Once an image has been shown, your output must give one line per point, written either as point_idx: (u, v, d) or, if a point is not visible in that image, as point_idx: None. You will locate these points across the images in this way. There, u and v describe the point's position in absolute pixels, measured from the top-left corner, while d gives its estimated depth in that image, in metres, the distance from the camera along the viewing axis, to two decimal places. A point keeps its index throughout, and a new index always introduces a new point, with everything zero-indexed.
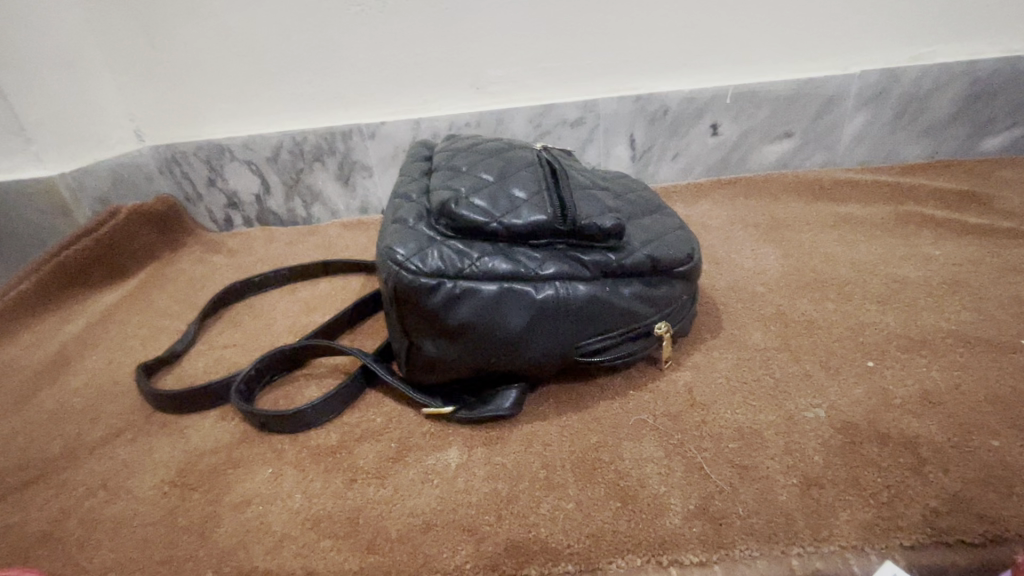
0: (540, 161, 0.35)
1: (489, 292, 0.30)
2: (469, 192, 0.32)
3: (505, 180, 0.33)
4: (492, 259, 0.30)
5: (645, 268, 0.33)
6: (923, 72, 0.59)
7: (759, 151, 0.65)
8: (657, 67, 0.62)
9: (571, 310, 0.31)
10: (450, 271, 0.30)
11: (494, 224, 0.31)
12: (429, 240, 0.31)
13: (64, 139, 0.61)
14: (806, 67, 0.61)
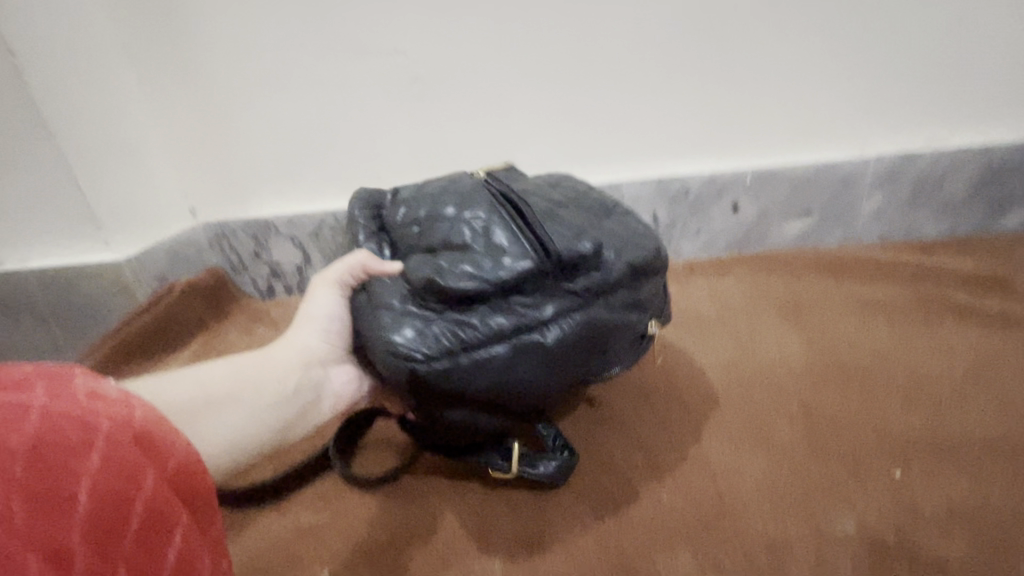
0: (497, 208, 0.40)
1: (500, 352, 0.35)
2: (446, 267, 0.37)
3: (474, 243, 0.38)
4: (493, 321, 0.36)
5: (625, 276, 0.39)
6: (938, 156, 0.62)
7: (780, 227, 0.67)
8: (678, 151, 0.65)
9: (573, 339, 0.37)
10: (459, 345, 0.35)
11: (484, 286, 0.36)
12: (426, 325, 0.36)
13: (129, 224, 0.65)
14: (823, 150, 0.64)
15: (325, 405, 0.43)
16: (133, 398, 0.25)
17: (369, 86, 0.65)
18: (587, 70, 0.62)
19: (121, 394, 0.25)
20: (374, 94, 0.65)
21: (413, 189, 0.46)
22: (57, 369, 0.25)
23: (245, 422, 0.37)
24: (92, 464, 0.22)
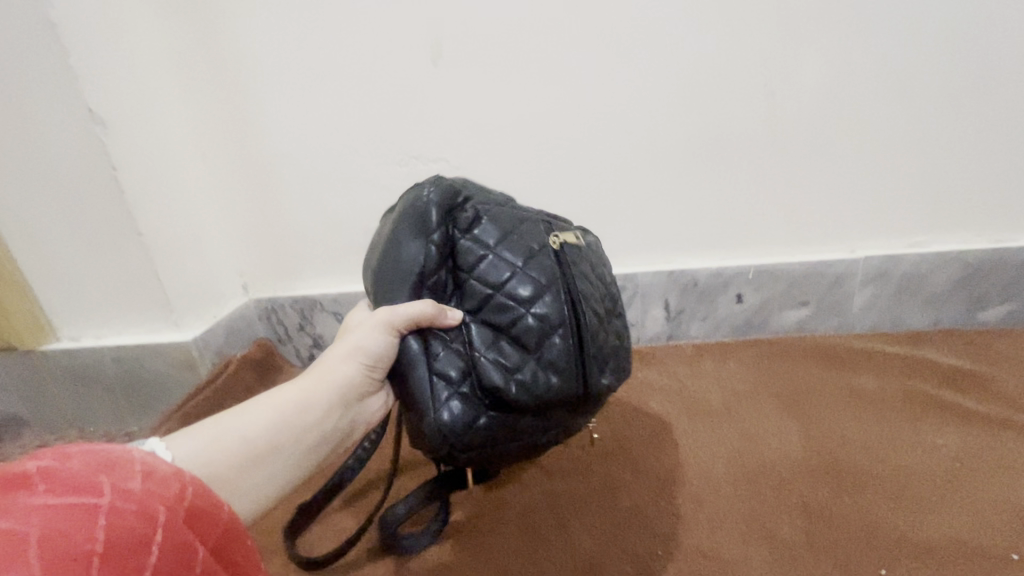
0: (565, 309, 0.42)
1: (517, 449, 0.43)
2: (501, 361, 0.41)
3: (533, 342, 0.41)
4: (523, 428, 0.42)
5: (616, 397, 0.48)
6: (920, 258, 0.69)
7: (779, 316, 0.74)
8: (688, 247, 0.73)
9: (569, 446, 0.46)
10: (492, 442, 0.42)
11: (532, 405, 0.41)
12: (468, 406, 0.41)
13: (195, 304, 0.72)
14: (818, 249, 0.71)
15: (355, 432, 0.45)
16: (188, 479, 0.25)
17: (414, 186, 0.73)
18: (607, 178, 0.70)
19: (178, 478, 0.25)
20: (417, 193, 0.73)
21: (494, 231, 0.43)
22: (113, 452, 0.25)
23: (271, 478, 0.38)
24: (156, 554, 0.22)
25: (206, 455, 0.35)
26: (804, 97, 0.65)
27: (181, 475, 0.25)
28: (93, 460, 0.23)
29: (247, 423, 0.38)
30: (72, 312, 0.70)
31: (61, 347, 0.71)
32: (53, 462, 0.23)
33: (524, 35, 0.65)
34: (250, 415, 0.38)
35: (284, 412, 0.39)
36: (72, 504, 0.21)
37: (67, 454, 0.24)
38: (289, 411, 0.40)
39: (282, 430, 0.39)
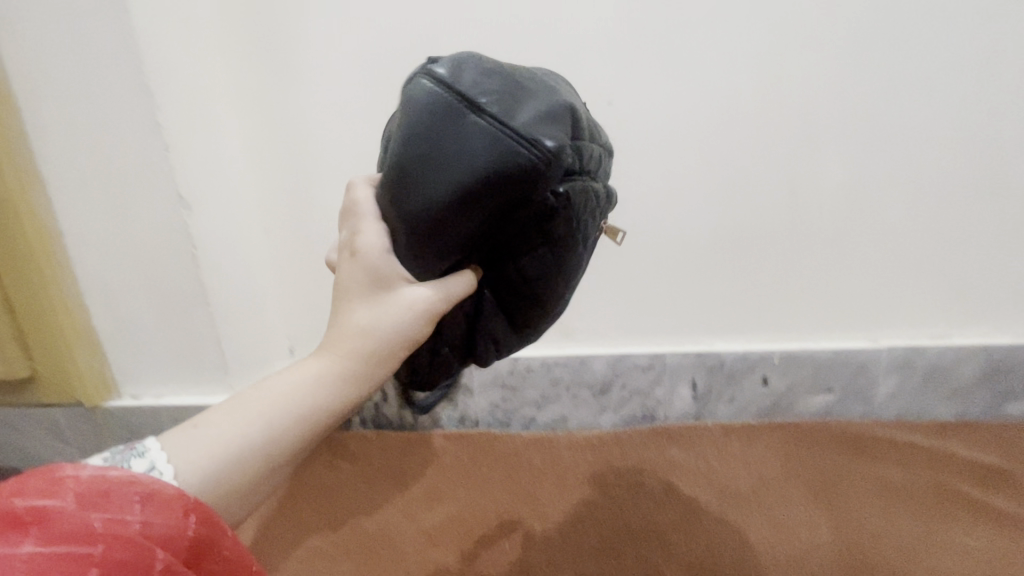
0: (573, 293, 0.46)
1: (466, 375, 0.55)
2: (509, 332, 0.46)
3: (542, 321, 0.46)
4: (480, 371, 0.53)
5: None
6: (943, 351, 0.71)
7: (805, 400, 0.76)
8: (715, 329, 0.76)
9: None
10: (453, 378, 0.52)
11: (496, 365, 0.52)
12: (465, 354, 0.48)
13: (250, 367, 0.77)
14: (841, 337, 0.74)
15: None
16: (172, 495, 0.29)
17: None
18: (638, 262, 0.75)
19: (165, 497, 0.29)
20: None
21: (564, 226, 0.39)
22: (100, 477, 0.28)
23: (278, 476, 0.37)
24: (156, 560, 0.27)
25: (208, 470, 0.34)
26: (824, 198, 0.70)
27: (168, 492, 0.29)
28: (86, 493, 0.27)
29: (252, 428, 0.36)
30: (135, 373, 0.75)
31: (123, 405, 0.76)
32: (49, 500, 0.26)
33: None
34: (258, 414, 0.36)
35: (294, 417, 0.37)
36: (62, 546, 0.25)
37: (56, 487, 0.27)
38: (300, 414, 0.37)
39: (294, 434, 0.37)
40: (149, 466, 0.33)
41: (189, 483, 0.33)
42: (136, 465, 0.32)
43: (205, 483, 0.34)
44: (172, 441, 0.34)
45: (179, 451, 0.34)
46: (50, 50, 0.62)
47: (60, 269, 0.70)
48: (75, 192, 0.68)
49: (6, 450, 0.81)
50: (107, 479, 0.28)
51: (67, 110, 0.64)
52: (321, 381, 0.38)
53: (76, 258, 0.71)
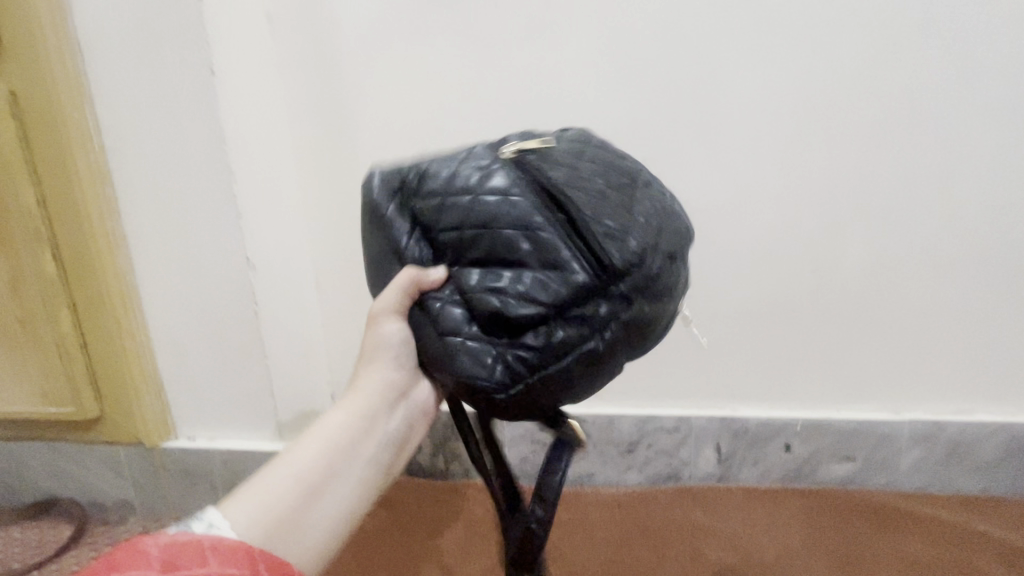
0: (577, 253, 0.39)
1: (534, 368, 0.40)
2: (539, 338, 0.39)
3: (564, 302, 0.39)
4: (537, 341, 0.39)
5: (599, 254, 0.38)
6: (965, 426, 0.73)
7: (828, 467, 0.78)
8: (740, 395, 0.79)
9: (582, 333, 0.39)
10: (519, 375, 0.40)
11: (535, 311, 0.39)
12: (534, 393, 0.41)
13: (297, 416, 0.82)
14: (864, 408, 0.77)
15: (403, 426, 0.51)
16: (233, 547, 0.34)
17: None
18: (666, 329, 0.79)
19: (230, 548, 0.34)
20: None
21: (460, 203, 0.41)
22: (172, 542, 0.33)
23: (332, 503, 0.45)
24: None
25: (256, 514, 0.41)
26: (845, 276, 0.74)
27: (229, 547, 0.34)
28: (166, 556, 0.32)
29: (285, 473, 0.44)
30: (193, 417, 0.81)
31: (179, 446, 0.81)
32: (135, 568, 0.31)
33: None
34: (290, 461, 0.45)
35: (320, 454, 0.46)
36: None
37: (140, 557, 0.31)
38: (324, 450, 0.46)
39: (323, 468, 0.45)
40: (208, 523, 0.38)
41: (246, 525, 0.40)
42: (197, 524, 0.38)
43: (259, 517, 0.41)
44: (225, 503, 0.41)
45: (230, 505, 0.41)
46: (149, 130, 0.71)
47: (134, 320, 0.77)
48: (154, 251, 0.75)
49: (66, 484, 0.87)
50: (182, 544, 0.33)
51: (156, 179, 0.73)
52: (337, 421, 0.48)
53: (149, 310, 0.77)
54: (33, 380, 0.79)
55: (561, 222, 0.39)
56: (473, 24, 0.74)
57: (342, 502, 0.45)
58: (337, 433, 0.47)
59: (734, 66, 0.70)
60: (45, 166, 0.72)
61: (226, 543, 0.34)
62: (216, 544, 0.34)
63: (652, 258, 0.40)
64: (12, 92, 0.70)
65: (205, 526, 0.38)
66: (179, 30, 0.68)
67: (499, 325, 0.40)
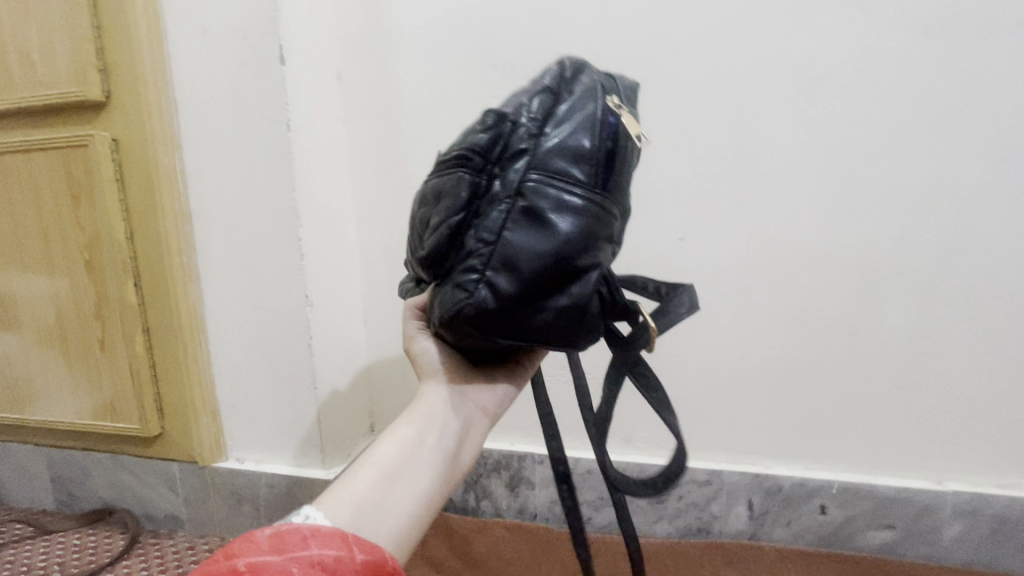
0: (459, 158, 0.46)
1: (500, 259, 0.44)
2: (490, 224, 0.44)
3: (476, 194, 0.45)
4: (483, 233, 0.44)
5: (476, 144, 0.45)
6: (1013, 501, 0.71)
7: (865, 534, 0.76)
8: (773, 453, 0.79)
9: (514, 203, 0.44)
10: (485, 270, 0.44)
11: (459, 216, 0.45)
12: (530, 263, 0.43)
13: (339, 446, 0.86)
14: (903, 475, 0.75)
15: (469, 421, 0.55)
16: (329, 533, 0.37)
17: None
18: (699, 381, 0.80)
19: (327, 534, 0.37)
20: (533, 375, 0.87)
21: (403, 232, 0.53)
22: (277, 531, 0.37)
23: (408, 496, 0.48)
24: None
25: (343, 503, 0.46)
26: (885, 343, 0.74)
27: (326, 532, 0.37)
28: (273, 544, 0.36)
29: (362, 468, 0.48)
30: (243, 440, 0.86)
31: (228, 467, 0.86)
32: (250, 557, 0.35)
33: (637, 265, 0.81)
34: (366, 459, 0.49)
35: (391, 449, 0.50)
36: None
37: (253, 545, 0.36)
38: (393, 446, 0.50)
39: (395, 462, 0.49)
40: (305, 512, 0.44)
41: (336, 516, 0.44)
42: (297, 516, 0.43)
43: (345, 510, 0.45)
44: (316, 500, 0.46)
45: (320, 500, 0.46)
46: (227, 175, 0.79)
47: (199, 347, 0.84)
48: (222, 284, 0.82)
49: (123, 495, 0.93)
50: (286, 534, 0.37)
51: (230, 220, 0.80)
52: (403, 422, 0.53)
53: (213, 337, 0.84)
54: (106, 396, 0.86)
55: (442, 159, 0.48)
56: (525, 89, 0.80)
57: (419, 492, 0.49)
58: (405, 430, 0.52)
59: (773, 136, 0.74)
60: (137, 204, 0.80)
61: (322, 530, 0.38)
62: (315, 533, 0.37)
63: (526, 108, 0.46)
64: (115, 139, 0.79)
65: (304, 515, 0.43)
66: (260, 89, 0.76)
67: (448, 255, 0.46)
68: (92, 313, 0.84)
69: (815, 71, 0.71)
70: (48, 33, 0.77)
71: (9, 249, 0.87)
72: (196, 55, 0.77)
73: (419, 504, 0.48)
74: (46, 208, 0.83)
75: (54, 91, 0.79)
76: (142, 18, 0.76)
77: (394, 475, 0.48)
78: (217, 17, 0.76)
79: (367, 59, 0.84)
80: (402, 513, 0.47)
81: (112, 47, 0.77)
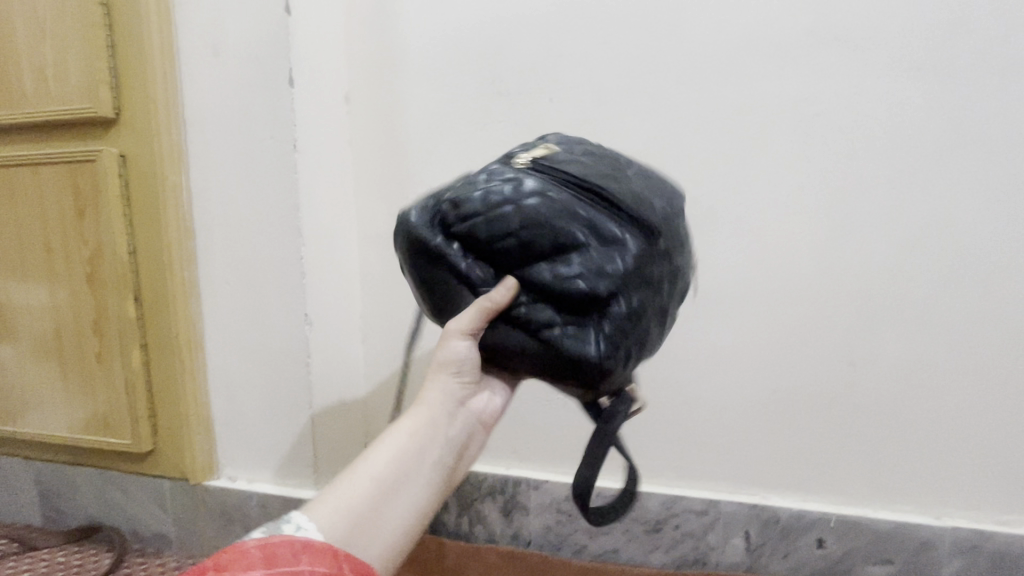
0: (631, 229, 0.47)
1: (617, 339, 0.48)
2: (617, 281, 0.47)
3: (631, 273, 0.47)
4: (616, 307, 0.47)
5: (642, 228, 0.48)
6: (1012, 538, 0.70)
7: (864, 569, 0.75)
8: (770, 483, 0.79)
9: (651, 299, 0.49)
10: (601, 340, 0.47)
11: (609, 282, 0.46)
12: (628, 337, 0.48)
13: (333, 466, 0.85)
14: (901, 509, 0.75)
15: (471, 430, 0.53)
16: (318, 548, 0.40)
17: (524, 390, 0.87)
18: (696, 409, 0.80)
19: (318, 548, 0.40)
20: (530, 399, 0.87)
21: (517, 212, 0.47)
22: (266, 543, 0.39)
23: (405, 508, 0.47)
24: None
25: (335, 518, 0.45)
26: (883, 375, 0.74)
27: (316, 548, 0.40)
28: (263, 556, 0.38)
29: (357, 481, 0.47)
30: (236, 459, 0.85)
31: (219, 486, 0.85)
32: (240, 566, 0.37)
33: None
34: (361, 469, 0.48)
35: (390, 463, 0.48)
36: None
37: (244, 556, 0.38)
38: (392, 458, 0.48)
39: (395, 473, 0.48)
40: (295, 524, 0.43)
41: (329, 527, 0.44)
42: (286, 526, 0.43)
43: (340, 520, 0.45)
44: (305, 510, 0.45)
45: (310, 511, 0.45)
46: (232, 193, 0.80)
47: (196, 362, 0.83)
48: (221, 301, 0.82)
49: (112, 512, 0.91)
50: (276, 547, 0.39)
51: (233, 237, 0.81)
52: (408, 428, 0.50)
53: (210, 353, 0.84)
54: (100, 410, 0.86)
55: (603, 207, 0.47)
56: (529, 116, 0.82)
57: (417, 506, 0.48)
58: (404, 439, 0.50)
59: (771, 167, 0.75)
60: (141, 219, 0.81)
61: (312, 544, 0.40)
62: (304, 547, 0.40)
63: (682, 223, 0.51)
64: (123, 155, 0.80)
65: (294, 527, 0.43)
66: (269, 110, 0.78)
67: (575, 305, 0.47)
68: (90, 327, 0.84)
69: (812, 105, 0.73)
70: (63, 50, 0.79)
71: (11, 260, 0.87)
72: (207, 76, 0.79)
73: (414, 516, 0.48)
74: (51, 221, 0.83)
75: (65, 107, 0.80)
76: (156, 39, 0.78)
77: (392, 486, 0.47)
78: (229, 39, 0.78)
79: (374, 83, 0.86)
80: (397, 527, 0.47)
81: (125, 66, 0.79)
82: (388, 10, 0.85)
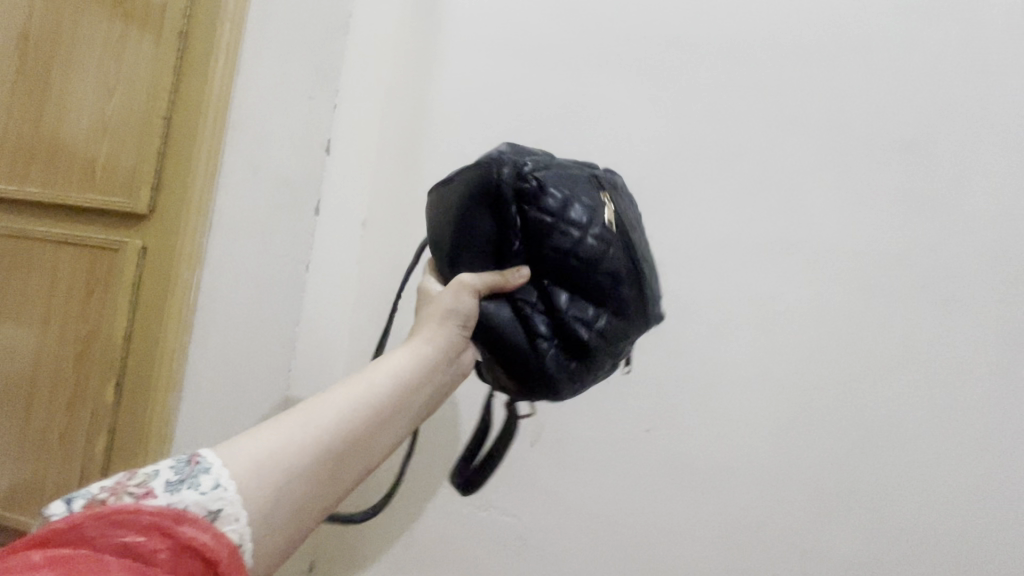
0: (639, 278, 0.53)
1: (575, 340, 0.51)
2: (613, 304, 0.51)
3: (627, 303, 0.52)
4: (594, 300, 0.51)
5: (637, 284, 0.52)
6: None
7: None
8: None
9: (620, 336, 0.52)
10: (561, 335, 0.51)
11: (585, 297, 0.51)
12: (600, 349, 0.51)
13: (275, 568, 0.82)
14: None
15: (442, 391, 0.49)
16: (215, 539, 0.32)
17: (483, 531, 0.88)
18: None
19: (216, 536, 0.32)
20: (483, 542, 0.88)
21: (584, 223, 0.51)
22: (163, 514, 0.32)
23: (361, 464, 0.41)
24: None
25: (272, 467, 0.36)
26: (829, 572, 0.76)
27: (208, 539, 0.32)
28: (155, 529, 0.31)
29: (316, 417, 0.39)
30: None
31: None
32: (126, 536, 0.30)
33: (604, 448, 0.85)
34: (328, 408, 0.40)
35: (369, 404, 0.42)
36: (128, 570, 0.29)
37: (135, 524, 0.31)
38: (373, 395, 0.42)
39: (362, 424, 0.41)
40: (214, 481, 0.34)
41: (259, 488, 0.35)
42: (204, 480, 0.34)
43: (277, 478, 0.36)
44: (224, 458, 0.35)
45: (238, 459, 0.35)
46: (239, 299, 0.85)
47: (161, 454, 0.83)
48: (203, 397, 0.84)
49: None
50: (175, 522, 0.32)
51: (229, 339, 0.84)
52: (385, 375, 0.44)
53: None
54: (48, 488, 0.84)
55: (626, 255, 0.52)
56: None
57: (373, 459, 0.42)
58: (398, 385, 0.44)
59: (737, 353, 0.83)
60: (145, 307, 0.84)
61: (207, 530, 0.32)
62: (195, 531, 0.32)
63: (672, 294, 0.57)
64: (145, 247, 0.86)
65: (211, 486, 0.34)
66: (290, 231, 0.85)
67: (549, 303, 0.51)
68: (66, 401, 0.84)
69: (775, 305, 0.82)
70: (118, 149, 0.87)
71: (6, 325, 0.89)
72: (242, 191, 0.87)
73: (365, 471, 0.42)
74: (58, 293, 0.87)
75: (106, 196, 0.87)
76: (205, 154, 0.86)
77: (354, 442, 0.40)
78: (269, 163, 0.86)
79: (393, 217, 0.95)
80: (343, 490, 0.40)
81: (170, 170, 0.87)
82: (418, 158, 0.96)
